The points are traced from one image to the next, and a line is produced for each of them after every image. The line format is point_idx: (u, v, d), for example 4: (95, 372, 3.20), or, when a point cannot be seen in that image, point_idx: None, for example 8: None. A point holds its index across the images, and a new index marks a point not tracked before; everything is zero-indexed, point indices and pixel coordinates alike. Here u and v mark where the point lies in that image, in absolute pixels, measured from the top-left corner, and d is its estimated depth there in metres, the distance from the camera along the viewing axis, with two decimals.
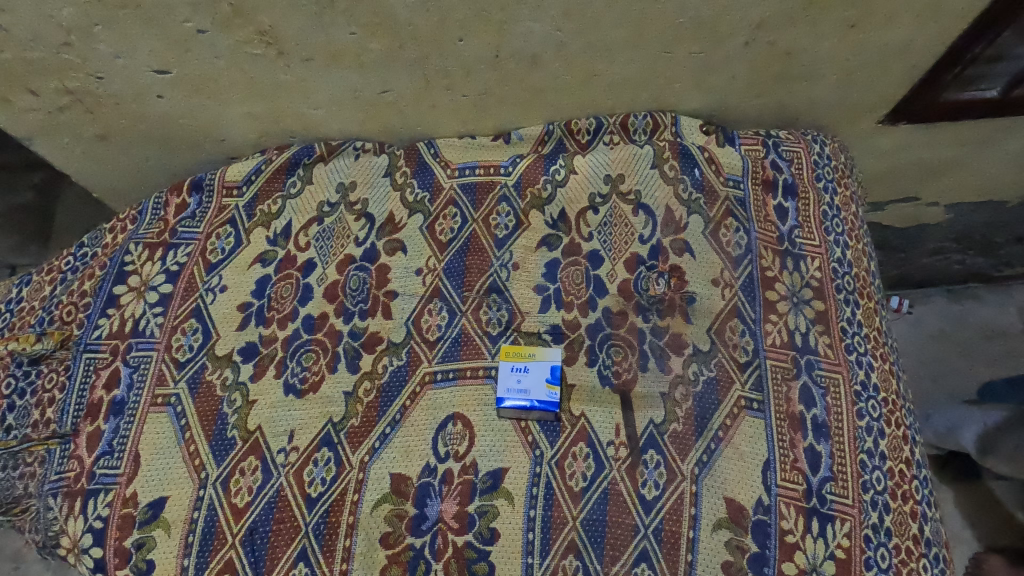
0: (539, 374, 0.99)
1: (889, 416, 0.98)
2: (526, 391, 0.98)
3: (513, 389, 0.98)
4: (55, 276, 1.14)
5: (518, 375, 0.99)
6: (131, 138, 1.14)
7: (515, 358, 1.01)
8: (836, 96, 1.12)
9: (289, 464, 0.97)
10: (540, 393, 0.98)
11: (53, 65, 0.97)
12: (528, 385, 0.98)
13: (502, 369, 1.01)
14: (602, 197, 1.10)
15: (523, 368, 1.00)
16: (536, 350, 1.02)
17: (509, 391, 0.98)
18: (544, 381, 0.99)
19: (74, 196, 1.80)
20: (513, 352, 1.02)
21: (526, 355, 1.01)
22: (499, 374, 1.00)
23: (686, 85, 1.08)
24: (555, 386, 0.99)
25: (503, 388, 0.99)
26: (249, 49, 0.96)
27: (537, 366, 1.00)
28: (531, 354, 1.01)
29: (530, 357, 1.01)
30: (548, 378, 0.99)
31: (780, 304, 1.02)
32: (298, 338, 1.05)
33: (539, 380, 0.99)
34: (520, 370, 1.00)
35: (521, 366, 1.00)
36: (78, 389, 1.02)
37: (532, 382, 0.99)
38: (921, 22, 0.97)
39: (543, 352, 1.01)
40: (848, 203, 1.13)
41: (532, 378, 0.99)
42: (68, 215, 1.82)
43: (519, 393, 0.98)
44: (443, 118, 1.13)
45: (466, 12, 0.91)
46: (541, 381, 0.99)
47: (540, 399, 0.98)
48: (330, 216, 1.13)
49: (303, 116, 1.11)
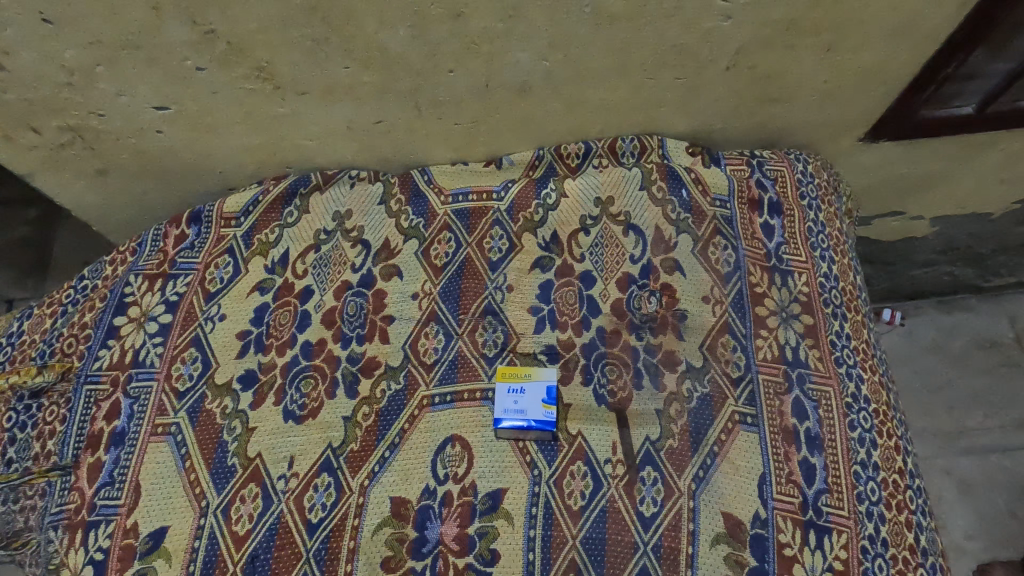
0: (536, 395, 1.01)
1: (881, 427, 0.99)
2: (523, 411, 0.99)
3: (511, 410, 0.99)
4: (55, 308, 1.16)
5: (515, 396, 1.00)
6: (131, 172, 1.17)
7: (511, 378, 1.02)
8: (816, 116, 1.16)
9: (289, 491, 0.98)
10: (537, 413, 0.99)
11: (55, 104, 1.00)
12: (525, 405, 0.99)
13: (499, 390, 1.02)
14: (594, 218, 1.13)
15: (520, 388, 1.01)
16: (532, 370, 1.03)
17: (506, 412, 0.99)
18: (541, 401, 1.00)
19: (68, 224, 1.87)
20: (510, 372, 1.03)
21: (523, 375, 1.02)
22: (496, 395, 1.02)
23: (671, 109, 1.11)
24: (552, 406, 1.00)
25: (500, 408, 1.00)
26: (246, 85, 0.99)
27: (534, 386, 1.01)
28: (526, 375, 1.02)
29: (527, 377, 1.02)
30: (545, 398, 1.00)
31: (770, 319, 1.04)
32: (297, 364, 1.07)
33: (535, 400, 1.00)
34: (517, 391, 1.01)
35: (518, 387, 1.01)
36: (78, 421, 1.03)
37: (530, 403, 1.00)
38: (894, 43, 1.01)
39: (539, 371, 1.03)
40: (832, 219, 1.16)
41: (529, 398, 1.00)
42: (62, 243, 1.85)
43: (516, 413, 0.99)
44: (436, 145, 1.16)
45: (455, 45, 0.95)
46: (537, 401, 1.00)
47: (537, 419, 0.99)
48: (326, 243, 1.15)
49: (299, 148, 1.14)
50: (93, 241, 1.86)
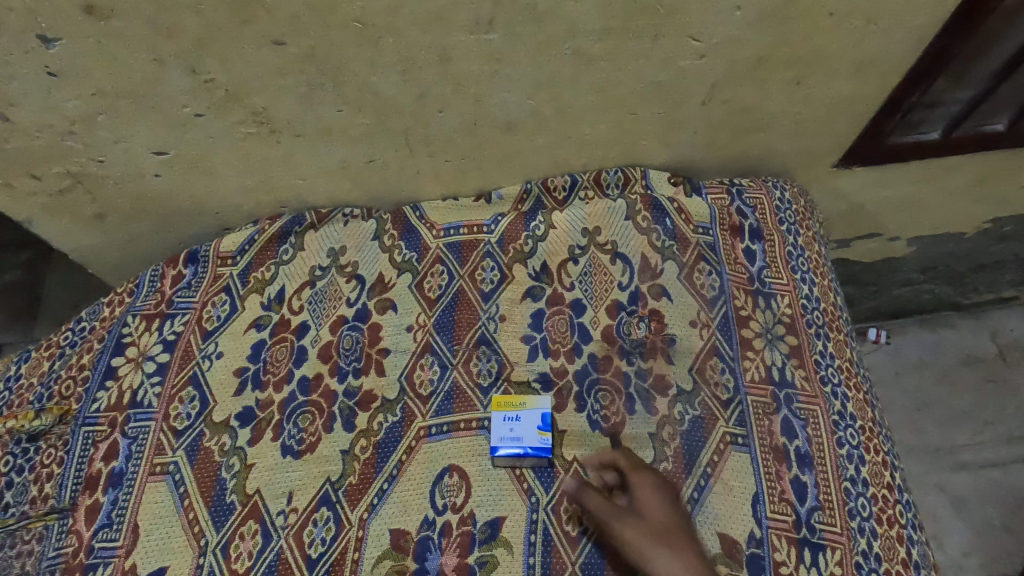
0: (531, 422, 1.03)
1: (868, 443, 1.01)
2: (520, 438, 1.02)
3: (507, 438, 1.02)
4: (54, 350, 1.17)
5: (511, 424, 1.03)
6: (128, 215, 1.19)
7: (506, 407, 1.04)
8: (790, 145, 1.21)
9: (289, 526, 0.98)
10: (533, 440, 1.01)
11: (56, 151, 1.02)
12: (521, 433, 1.02)
13: (495, 418, 1.04)
14: (582, 248, 1.16)
15: (516, 417, 1.03)
16: (526, 399, 1.05)
17: (503, 439, 1.01)
18: (537, 428, 1.02)
19: (57, 265, 1.88)
20: (504, 400, 1.05)
21: (518, 403, 1.05)
22: (492, 423, 1.04)
23: (652, 142, 1.16)
24: (547, 433, 1.02)
25: (496, 436, 1.02)
26: (243, 129, 1.02)
27: (530, 413, 1.04)
28: (522, 402, 1.05)
29: (523, 405, 1.05)
30: (541, 425, 1.02)
31: (755, 341, 1.07)
32: (294, 399, 1.08)
33: (531, 428, 1.02)
34: (513, 419, 1.03)
35: (513, 415, 1.04)
36: (76, 463, 1.03)
37: (526, 430, 1.02)
38: (860, 76, 1.06)
39: (534, 399, 1.05)
40: (811, 243, 1.21)
41: (525, 426, 1.02)
42: (51, 284, 1.86)
43: (512, 441, 1.01)
44: (428, 182, 1.20)
45: (444, 88, 0.99)
46: (534, 429, 1.02)
47: (533, 446, 1.01)
48: (321, 279, 1.18)
49: (294, 187, 1.18)
50: (82, 280, 1.87)
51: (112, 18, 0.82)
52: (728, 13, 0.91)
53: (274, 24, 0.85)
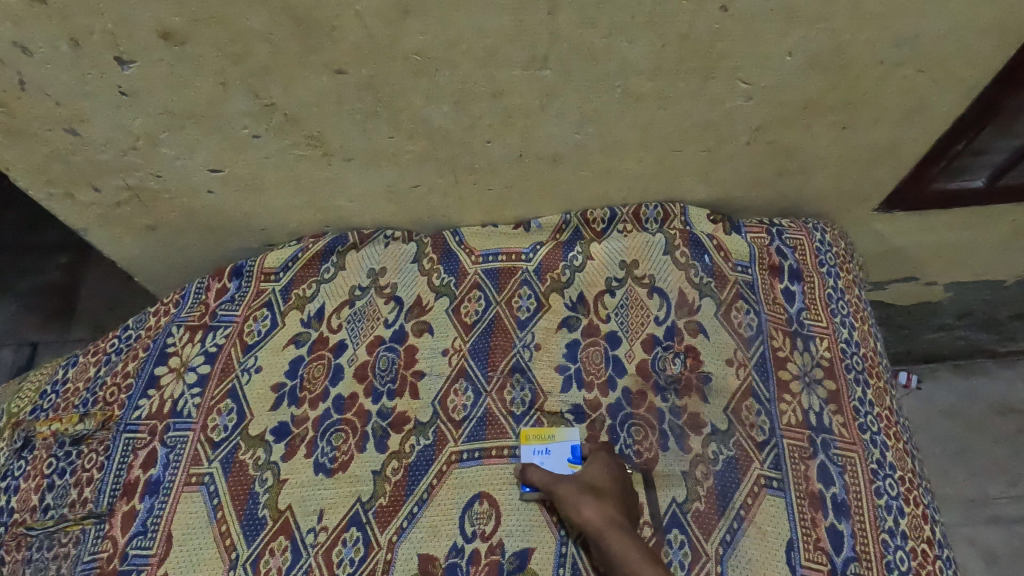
0: (561, 454, 1.03)
1: (907, 495, 0.99)
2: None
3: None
4: (100, 357, 1.20)
5: (541, 458, 1.03)
6: (178, 228, 1.23)
7: (534, 440, 1.04)
8: (832, 187, 1.21)
9: (318, 545, 0.99)
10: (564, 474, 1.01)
11: (118, 166, 1.06)
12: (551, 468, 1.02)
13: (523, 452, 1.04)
14: (619, 281, 1.17)
15: (546, 450, 1.03)
16: (556, 431, 1.05)
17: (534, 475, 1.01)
18: (569, 461, 1.02)
19: (93, 266, 1.92)
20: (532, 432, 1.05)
21: (546, 436, 1.04)
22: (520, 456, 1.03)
23: (693, 178, 1.17)
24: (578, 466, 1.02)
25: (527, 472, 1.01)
26: (296, 151, 1.05)
27: (560, 446, 1.04)
28: (550, 435, 1.05)
29: (552, 438, 1.04)
30: (572, 458, 1.02)
31: (792, 383, 1.07)
32: (329, 417, 1.09)
33: (562, 461, 1.02)
34: (542, 453, 1.03)
35: (542, 448, 1.04)
36: (116, 469, 1.05)
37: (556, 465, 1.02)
38: (908, 123, 1.06)
39: (562, 431, 1.05)
40: (850, 286, 1.20)
41: (554, 460, 1.03)
42: (88, 285, 1.90)
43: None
44: (468, 208, 1.22)
45: (493, 120, 1.01)
46: (564, 462, 1.02)
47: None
48: (361, 299, 1.20)
49: (339, 208, 1.20)
50: (116, 282, 1.91)
51: (184, 44, 0.85)
52: (780, 59, 0.92)
53: (336, 54, 0.88)
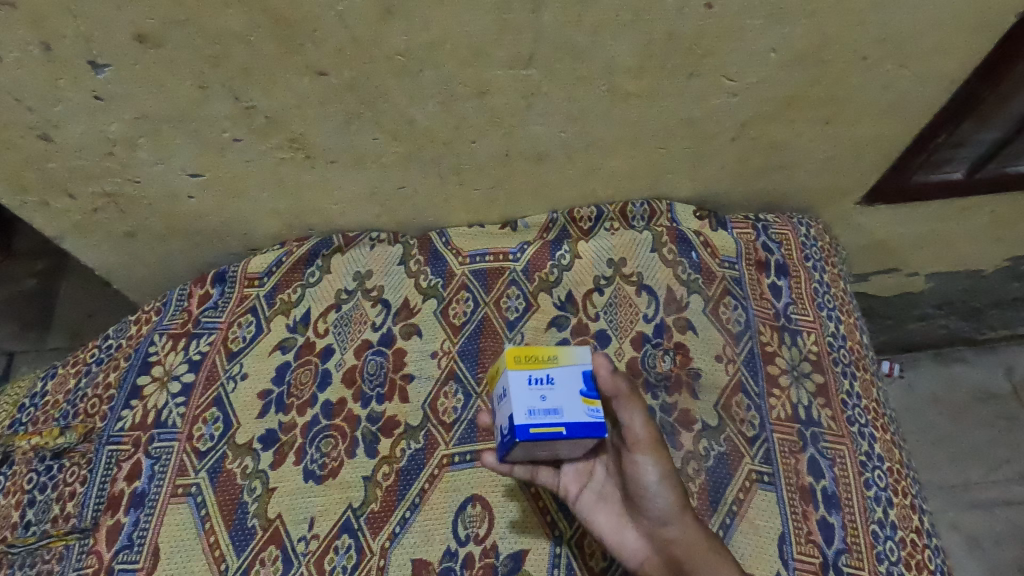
0: (571, 387, 0.78)
1: (896, 485, 1.00)
2: (558, 411, 0.76)
3: (540, 410, 0.75)
4: (80, 368, 1.18)
5: (542, 391, 0.77)
6: (158, 234, 1.20)
7: (531, 366, 0.78)
8: (816, 181, 1.22)
9: (309, 553, 0.98)
10: (576, 412, 0.76)
11: (94, 172, 1.04)
12: (559, 404, 0.76)
13: (516, 382, 0.77)
14: (607, 279, 1.17)
15: (547, 380, 0.78)
16: (559, 354, 0.80)
17: (533, 413, 0.75)
18: (583, 394, 0.77)
19: (70, 272, 1.88)
20: (526, 357, 0.79)
21: (548, 360, 0.79)
22: (512, 388, 0.76)
23: (679, 175, 1.17)
24: (594, 401, 0.77)
25: (524, 409, 0.75)
26: (279, 154, 1.04)
27: (567, 373, 0.78)
28: (552, 360, 0.79)
29: (556, 362, 0.79)
30: (588, 389, 0.78)
31: (781, 377, 1.07)
32: (317, 423, 1.08)
33: (573, 395, 0.77)
34: (544, 384, 0.77)
35: (543, 377, 0.78)
36: (99, 483, 1.03)
37: (564, 400, 0.77)
38: (890, 117, 1.07)
39: (569, 354, 0.80)
40: (836, 280, 1.21)
41: (562, 393, 0.77)
42: (64, 293, 1.86)
43: (548, 415, 0.75)
44: (454, 208, 1.21)
45: (479, 119, 1.00)
46: (576, 396, 0.77)
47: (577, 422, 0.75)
48: (347, 303, 1.18)
49: (323, 211, 1.19)
50: (93, 288, 1.87)
51: (161, 47, 0.83)
52: (763, 56, 0.92)
53: (318, 56, 0.86)
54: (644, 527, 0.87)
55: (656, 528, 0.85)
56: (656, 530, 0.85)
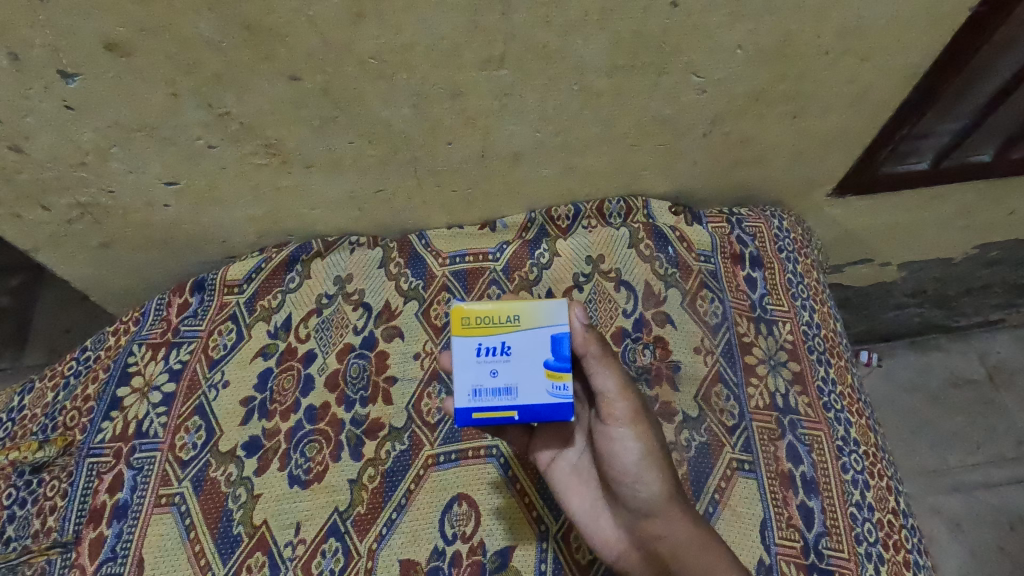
0: (533, 359, 0.74)
1: (872, 468, 1.03)
2: (510, 388, 0.74)
3: (488, 388, 0.74)
4: (57, 381, 1.17)
5: (494, 363, 0.74)
6: (135, 244, 1.20)
7: (483, 334, 0.74)
8: (787, 175, 1.25)
9: (297, 558, 0.97)
10: (531, 387, 0.74)
11: (67, 182, 1.03)
12: (512, 380, 0.74)
13: (467, 355, 0.74)
14: (586, 276, 1.19)
15: (502, 350, 0.74)
16: (520, 319, 0.74)
17: (480, 393, 0.74)
18: (541, 368, 0.74)
19: (45, 286, 1.86)
20: (479, 322, 0.74)
21: (504, 327, 0.74)
22: (462, 361, 0.74)
23: (654, 172, 1.19)
24: (556, 375, 0.74)
25: (470, 387, 0.74)
26: (255, 160, 1.04)
27: (524, 343, 0.74)
28: (510, 325, 0.74)
29: (513, 330, 0.74)
30: (547, 363, 0.74)
31: (759, 367, 1.09)
32: (301, 428, 1.08)
33: (530, 368, 0.74)
34: (497, 355, 0.74)
35: (496, 347, 0.74)
36: (80, 496, 1.02)
37: (518, 373, 0.74)
38: (855, 110, 1.10)
39: (530, 318, 0.74)
40: (809, 270, 1.23)
41: (516, 366, 0.74)
42: (40, 308, 1.84)
43: (497, 393, 0.74)
44: (433, 211, 1.22)
45: (454, 121, 1.01)
46: (532, 370, 0.74)
47: (529, 399, 0.74)
48: (328, 307, 1.18)
49: (302, 217, 1.19)
50: (70, 302, 1.85)
51: (132, 55, 0.83)
52: (730, 52, 0.94)
53: (290, 61, 0.87)
54: (626, 516, 0.85)
55: (638, 517, 0.83)
56: (638, 520, 0.83)
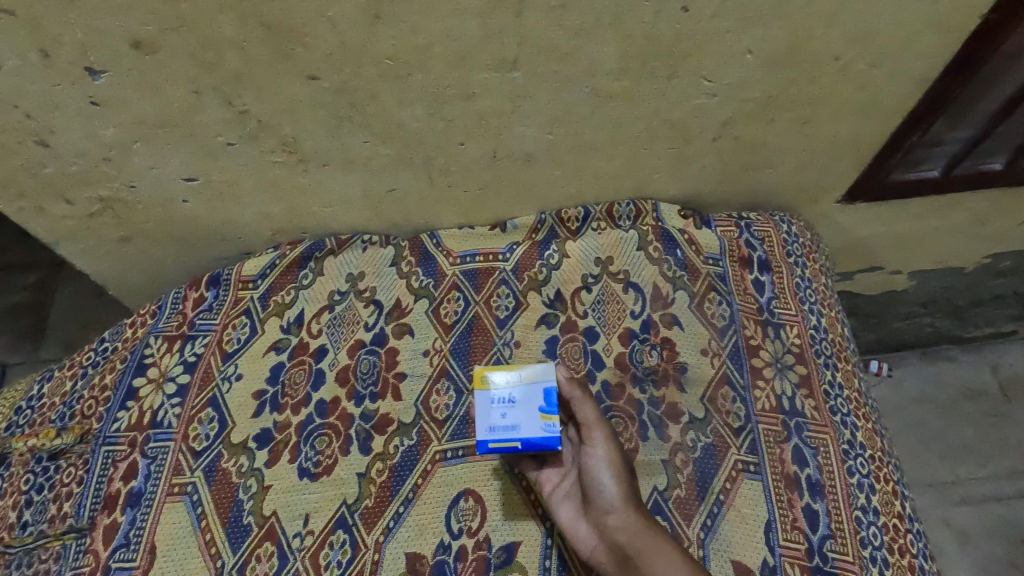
0: (531, 404, 0.88)
1: (878, 473, 1.03)
2: (516, 426, 0.87)
3: (499, 426, 0.86)
4: (76, 370, 1.20)
5: (503, 408, 0.88)
6: (153, 238, 1.22)
7: (495, 385, 0.88)
8: (796, 180, 1.25)
9: (305, 548, 0.99)
10: (532, 426, 0.87)
11: (90, 176, 1.06)
12: (517, 420, 0.87)
13: (481, 401, 0.88)
14: (595, 277, 1.20)
15: (509, 398, 0.88)
16: (524, 373, 0.89)
17: (493, 429, 0.86)
18: (538, 411, 0.88)
19: (62, 282, 1.89)
20: (492, 376, 0.89)
21: (510, 380, 0.89)
22: (478, 407, 0.88)
23: (664, 175, 1.20)
24: (551, 416, 0.87)
25: (485, 426, 0.87)
26: (272, 157, 1.06)
27: (526, 392, 0.88)
28: (515, 379, 0.89)
29: (518, 382, 0.89)
30: (542, 407, 0.87)
31: (765, 369, 1.10)
32: (311, 422, 1.10)
33: (531, 412, 0.88)
34: (505, 402, 0.88)
35: (505, 395, 0.88)
36: (95, 482, 1.04)
37: (522, 416, 0.88)
38: (865, 116, 1.10)
39: (531, 373, 0.89)
40: (817, 275, 1.24)
41: (520, 410, 0.88)
42: (57, 302, 1.88)
43: (506, 431, 0.87)
44: (445, 211, 1.23)
45: (467, 121, 1.02)
46: (532, 413, 0.87)
47: (530, 435, 0.86)
48: (340, 304, 1.20)
49: (316, 214, 1.21)
50: (86, 297, 1.88)
51: (156, 53, 0.86)
52: (740, 56, 0.96)
53: (308, 60, 0.89)
54: (594, 518, 0.93)
55: (603, 519, 0.92)
56: (602, 520, 0.91)
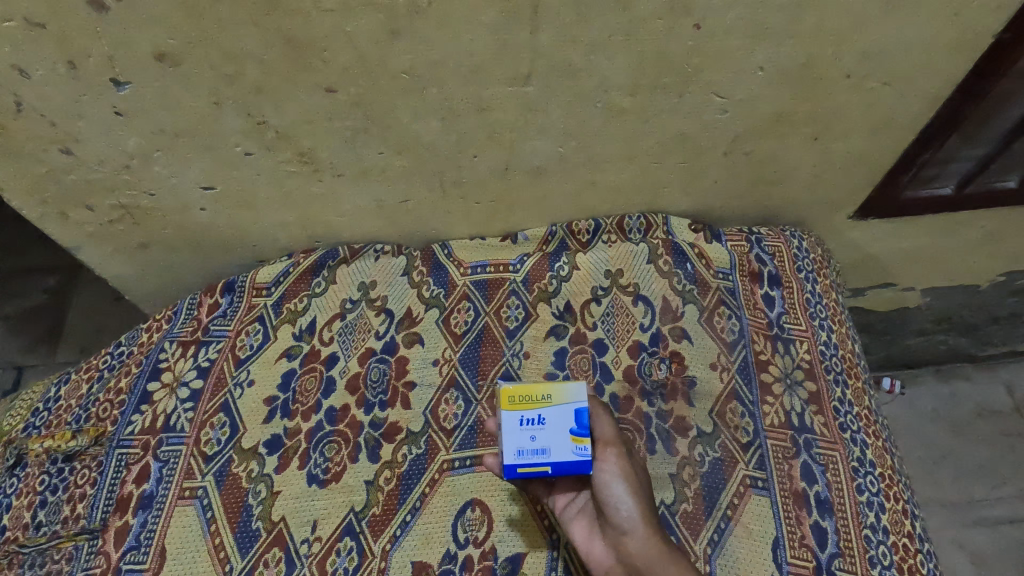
0: (561, 426, 0.86)
1: (888, 491, 1.02)
2: (546, 450, 0.86)
3: (528, 450, 0.85)
4: (92, 373, 1.22)
5: (532, 431, 0.86)
6: (171, 245, 1.25)
7: (523, 408, 0.86)
8: (808, 195, 1.26)
9: (312, 555, 1.00)
10: (563, 449, 0.85)
11: (112, 184, 1.08)
12: (547, 443, 0.85)
13: (510, 424, 0.86)
14: (604, 289, 1.20)
15: (538, 420, 0.86)
16: (552, 394, 0.87)
17: (522, 453, 0.85)
18: (569, 434, 0.86)
19: (79, 285, 1.93)
20: (519, 398, 0.87)
21: (540, 402, 0.87)
22: (506, 429, 0.86)
23: (675, 189, 1.20)
24: (582, 439, 0.86)
25: (513, 450, 0.85)
26: (288, 168, 1.08)
27: (557, 414, 0.86)
28: (545, 401, 0.87)
29: (548, 404, 0.87)
30: (573, 429, 0.86)
31: (775, 385, 1.10)
32: (321, 429, 1.11)
33: (561, 435, 0.86)
34: (534, 424, 0.86)
35: (534, 418, 0.86)
36: (109, 484, 1.06)
37: (551, 438, 0.86)
38: (876, 134, 1.11)
39: (561, 395, 0.87)
40: (828, 291, 1.23)
41: (550, 433, 0.86)
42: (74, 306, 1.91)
43: (535, 454, 0.85)
44: (457, 222, 1.25)
45: (480, 135, 1.04)
46: (563, 436, 0.86)
47: (561, 459, 0.85)
48: (352, 312, 1.22)
49: (330, 223, 1.23)
50: (103, 299, 1.92)
51: (179, 65, 0.88)
52: (752, 73, 0.96)
53: (327, 73, 0.91)
54: (610, 536, 0.90)
55: (617, 537, 0.89)
56: (617, 538, 0.89)
